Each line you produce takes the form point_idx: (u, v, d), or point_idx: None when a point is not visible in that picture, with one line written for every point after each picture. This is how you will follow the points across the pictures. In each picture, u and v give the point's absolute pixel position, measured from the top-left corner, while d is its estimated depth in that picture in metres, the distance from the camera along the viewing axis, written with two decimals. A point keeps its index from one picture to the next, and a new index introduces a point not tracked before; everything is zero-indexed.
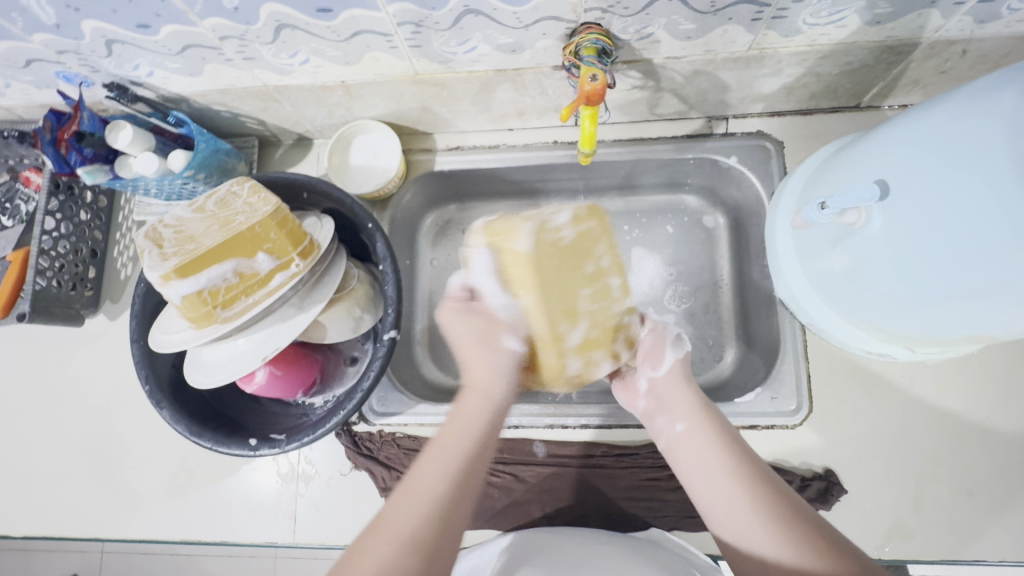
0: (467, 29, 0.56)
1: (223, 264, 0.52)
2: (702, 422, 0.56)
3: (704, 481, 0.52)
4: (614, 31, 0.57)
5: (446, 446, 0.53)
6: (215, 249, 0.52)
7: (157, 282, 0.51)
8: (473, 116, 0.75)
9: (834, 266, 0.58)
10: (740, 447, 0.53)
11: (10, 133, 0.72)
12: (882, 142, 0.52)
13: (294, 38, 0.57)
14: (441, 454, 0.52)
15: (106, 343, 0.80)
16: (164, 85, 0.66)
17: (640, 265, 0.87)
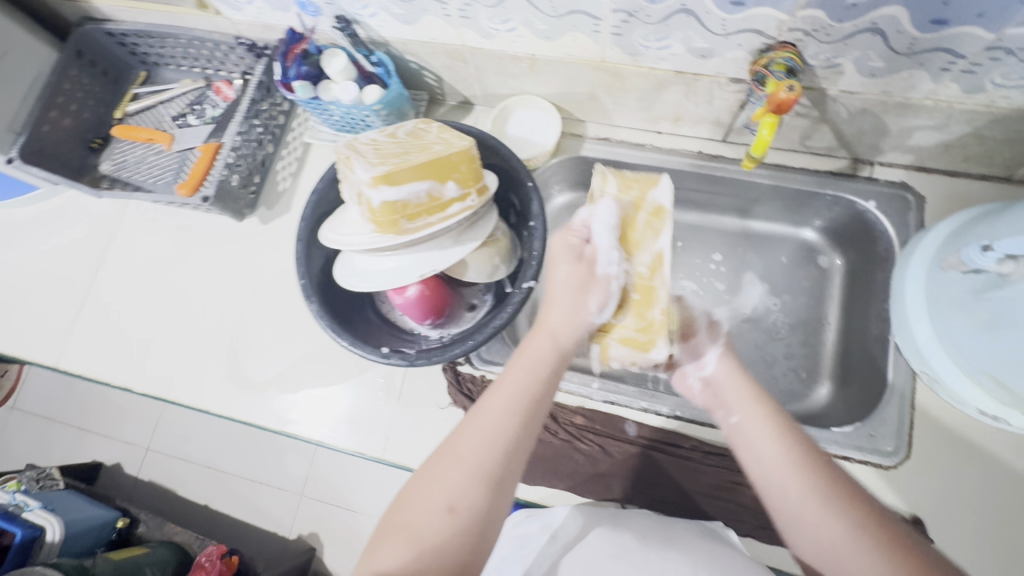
0: (672, 27, 0.62)
1: (422, 182, 0.60)
2: (775, 433, 0.54)
3: (775, 493, 0.52)
4: (805, 55, 0.61)
5: (506, 392, 0.56)
6: (420, 168, 0.59)
7: (366, 182, 0.58)
8: (632, 112, 0.80)
9: (982, 315, 0.60)
10: (806, 454, 0.52)
11: (243, 42, 0.84)
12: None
13: (515, 6, 0.64)
14: (496, 406, 0.55)
15: (255, 243, 0.89)
16: (379, 27, 0.74)
17: (747, 287, 0.90)
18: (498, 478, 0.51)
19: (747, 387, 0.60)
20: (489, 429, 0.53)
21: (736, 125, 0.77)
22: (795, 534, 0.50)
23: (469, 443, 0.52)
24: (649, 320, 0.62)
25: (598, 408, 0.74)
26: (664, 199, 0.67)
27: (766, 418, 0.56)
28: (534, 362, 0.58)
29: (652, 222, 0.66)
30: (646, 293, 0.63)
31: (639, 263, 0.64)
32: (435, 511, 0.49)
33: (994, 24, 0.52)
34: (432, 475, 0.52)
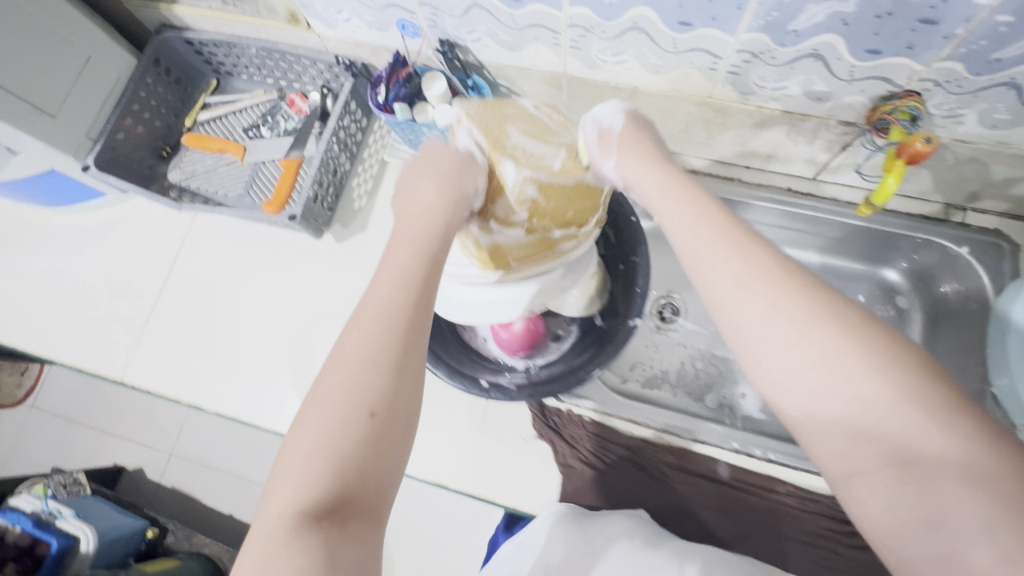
0: (795, 70, 0.61)
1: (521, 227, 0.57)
2: (726, 251, 0.45)
3: (764, 340, 0.42)
4: (929, 103, 0.61)
5: (391, 276, 0.46)
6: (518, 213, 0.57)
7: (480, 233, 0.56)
8: (724, 146, 0.80)
9: None
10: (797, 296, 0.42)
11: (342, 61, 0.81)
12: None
13: (632, 41, 0.64)
14: (385, 297, 0.44)
15: (330, 262, 0.87)
16: (479, 52, 0.73)
17: None
18: (394, 361, 0.42)
19: (701, 211, 0.48)
20: (373, 313, 0.44)
21: (832, 164, 0.76)
22: (783, 388, 0.41)
23: (363, 335, 0.43)
24: (545, 166, 0.53)
25: (690, 448, 0.73)
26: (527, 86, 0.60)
27: (724, 237, 0.46)
28: (416, 242, 0.49)
29: (525, 104, 0.57)
30: (537, 132, 0.55)
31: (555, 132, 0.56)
32: (350, 411, 0.39)
33: None
34: (326, 385, 0.41)
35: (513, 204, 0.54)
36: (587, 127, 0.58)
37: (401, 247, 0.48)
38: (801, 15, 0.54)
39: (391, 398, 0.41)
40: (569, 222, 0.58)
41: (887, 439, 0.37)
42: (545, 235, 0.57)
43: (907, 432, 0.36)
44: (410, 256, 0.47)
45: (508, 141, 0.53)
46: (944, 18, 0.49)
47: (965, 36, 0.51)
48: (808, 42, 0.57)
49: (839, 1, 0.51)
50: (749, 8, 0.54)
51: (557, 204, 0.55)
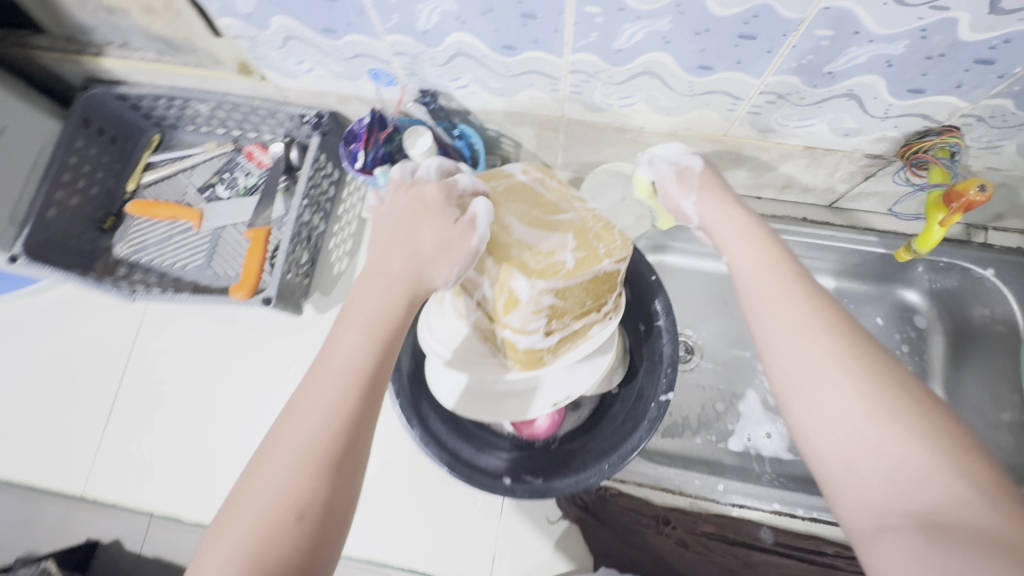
0: (825, 109, 0.55)
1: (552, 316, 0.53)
2: (791, 292, 0.41)
3: (798, 371, 0.38)
4: (967, 137, 0.56)
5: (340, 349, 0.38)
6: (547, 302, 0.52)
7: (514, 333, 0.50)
8: (735, 179, 0.74)
9: None
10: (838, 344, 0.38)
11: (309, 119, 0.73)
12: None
13: (643, 85, 0.57)
14: (326, 373, 0.37)
15: (312, 335, 0.78)
16: (465, 99, 0.65)
17: None
18: (340, 454, 0.35)
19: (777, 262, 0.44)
20: (321, 398, 0.36)
21: (852, 192, 0.72)
22: (817, 420, 0.37)
23: (306, 420, 0.36)
24: (553, 269, 0.47)
25: (728, 514, 0.68)
26: (520, 166, 0.56)
27: (776, 281, 0.42)
28: (374, 307, 0.41)
29: (521, 191, 0.53)
30: (537, 225, 0.50)
31: (554, 218, 0.51)
32: (275, 515, 0.33)
33: None
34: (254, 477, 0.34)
35: (526, 315, 0.48)
36: (658, 167, 0.56)
37: (356, 315, 0.40)
38: (840, 57, 0.47)
39: (310, 504, 0.33)
40: (589, 309, 0.52)
41: (933, 512, 0.31)
42: (566, 330, 0.51)
43: (931, 500, 0.32)
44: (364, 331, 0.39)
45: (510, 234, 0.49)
46: (1003, 58, 0.44)
47: (1022, 75, 0.46)
48: (844, 83, 0.51)
49: (886, 43, 0.45)
50: (782, 51, 0.48)
51: (572, 303, 0.49)
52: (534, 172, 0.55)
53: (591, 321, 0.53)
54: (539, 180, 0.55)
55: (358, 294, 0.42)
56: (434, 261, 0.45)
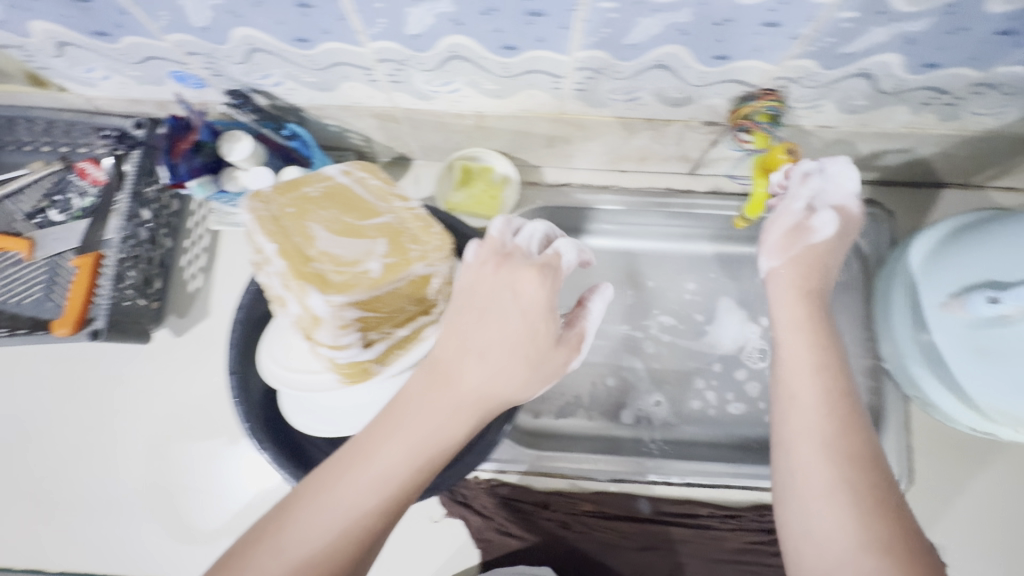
0: (643, 81, 0.54)
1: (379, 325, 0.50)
2: (815, 365, 0.52)
3: (801, 432, 0.48)
4: (786, 98, 0.56)
5: (417, 435, 0.43)
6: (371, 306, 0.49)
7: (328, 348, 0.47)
8: (593, 156, 0.73)
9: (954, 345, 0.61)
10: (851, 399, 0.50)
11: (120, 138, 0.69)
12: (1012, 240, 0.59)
13: (458, 69, 0.54)
14: (353, 481, 0.41)
15: (171, 361, 0.73)
16: (286, 96, 0.60)
17: (727, 316, 0.82)
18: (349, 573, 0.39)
19: (811, 322, 0.56)
20: (352, 503, 0.40)
21: (706, 159, 0.71)
22: (781, 457, 0.49)
23: (333, 509, 0.40)
24: (356, 279, 0.44)
25: (608, 490, 0.70)
26: (340, 167, 0.54)
27: (806, 348, 0.53)
28: (412, 421, 0.44)
29: (336, 197, 0.52)
30: (347, 232, 0.48)
31: (366, 223, 0.49)
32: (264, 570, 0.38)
33: (986, 64, 0.48)
34: (268, 553, 0.38)
35: (334, 331, 0.45)
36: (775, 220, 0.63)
37: (427, 414, 0.44)
38: (635, 29, 0.46)
39: None
40: (414, 314, 0.50)
41: (824, 543, 0.44)
42: (391, 339, 0.49)
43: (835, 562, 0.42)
44: (451, 430, 0.44)
45: (315, 245, 0.46)
46: (787, 20, 0.43)
47: (811, 36, 0.45)
48: (650, 55, 0.49)
49: (669, 12, 0.43)
50: (576, 26, 0.46)
51: (387, 313, 0.47)
52: (355, 173, 0.54)
53: (420, 323, 0.51)
54: (359, 181, 0.53)
55: (455, 387, 0.45)
56: (546, 354, 0.49)
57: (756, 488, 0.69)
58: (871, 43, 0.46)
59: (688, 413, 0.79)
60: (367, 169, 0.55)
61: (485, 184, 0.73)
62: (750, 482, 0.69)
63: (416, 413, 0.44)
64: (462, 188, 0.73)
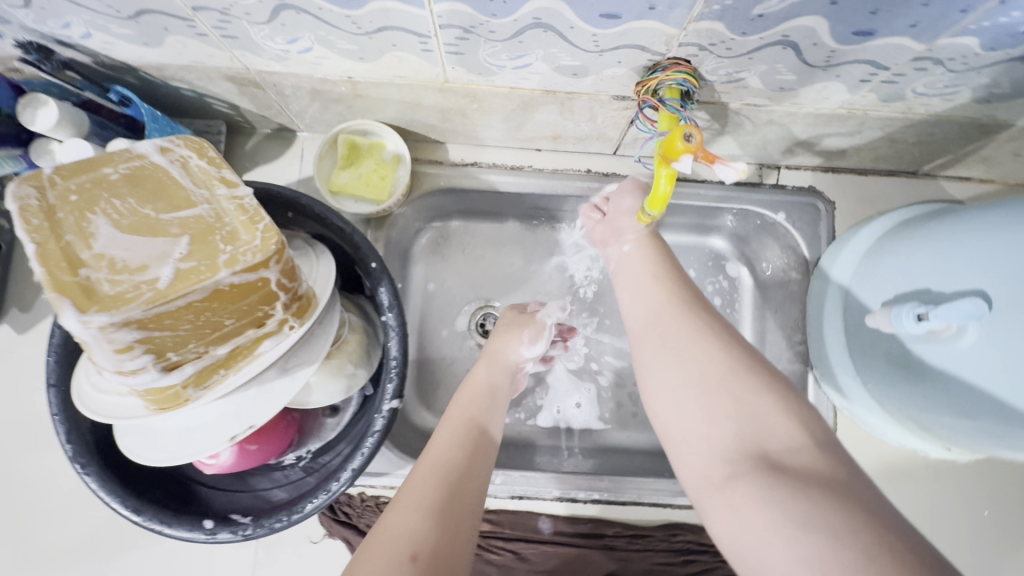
0: (527, 44, 0.44)
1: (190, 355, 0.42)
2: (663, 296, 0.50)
3: (664, 356, 0.45)
4: (701, 70, 0.46)
5: (437, 461, 0.46)
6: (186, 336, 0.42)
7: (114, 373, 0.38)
8: (499, 132, 0.63)
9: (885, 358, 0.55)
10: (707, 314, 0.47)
11: None
12: (954, 238, 0.49)
13: (297, 23, 0.43)
14: (442, 443, 0.48)
15: (12, 362, 0.64)
16: (104, 51, 0.49)
17: None
18: (457, 505, 0.43)
19: (656, 265, 0.54)
20: (443, 455, 0.47)
21: (626, 138, 0.62)
22: (661, 405, 0.44)
23: (403, 519, 0.41)
24: (135, 292, 0.36)
25: (506, 508, 0.63)
26: (155, 142, 0.42)
27: (659, 287, 0.51)
28: (469, 398, 0.54)
29: (141, 183, 0.41)
30: (141, 229, 0.39)
31: (171, 217, 0.40)
32: (390, 564, 0.38)
33: (928, 34, 0.40)
34: (363, 569, 0.38)
35: (111, 356, 0.36)
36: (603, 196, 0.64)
37: (462, 400, 0.53)
38: None
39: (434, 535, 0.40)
40: (237, 329, 0.41)
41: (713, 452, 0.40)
42: (206, 358, 0.41)
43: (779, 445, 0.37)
44: (475, 404, 0.53)
45: (93, 247, 0.37)
46: None
47: None
48: (523, 9, 0.39)
49: None
50: None
51: (189, 330, 0.38)
52: (176, 152, 0.42)
53: (248, 338, 0.42)
54: (179, 162, 0.42)
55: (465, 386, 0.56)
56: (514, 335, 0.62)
57: (668, 505, 0.64)
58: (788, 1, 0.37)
59: (605, 416, 0.72)
60: (190, 144, 0.43)
61: (374, 162, 0.63)
62: (662, 500, 0.63)
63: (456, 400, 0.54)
64: (349, 167, 0.63)
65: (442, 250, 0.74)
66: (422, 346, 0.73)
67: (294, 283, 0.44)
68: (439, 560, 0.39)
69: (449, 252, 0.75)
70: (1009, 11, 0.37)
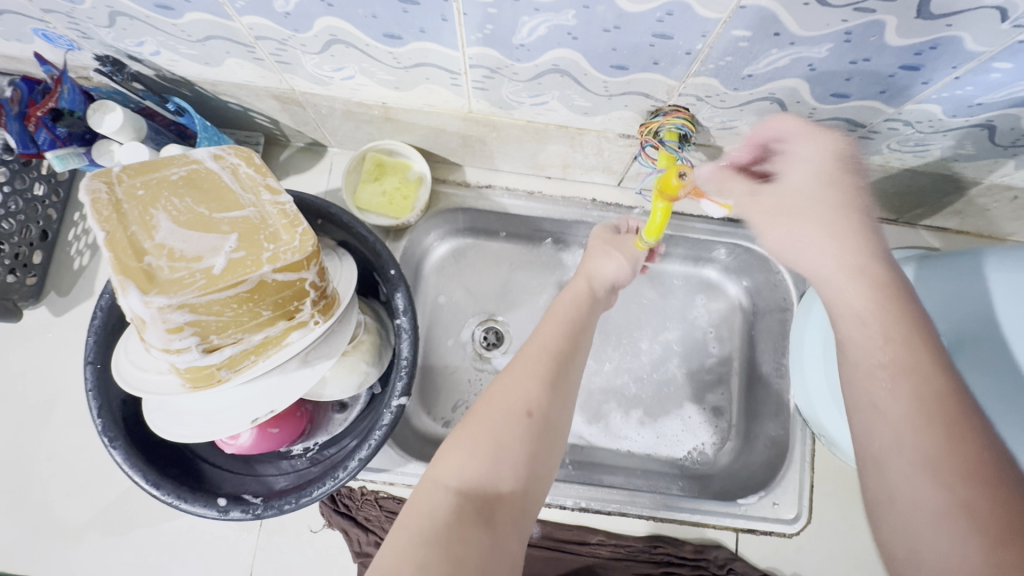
0: (545, 85, 0.50)
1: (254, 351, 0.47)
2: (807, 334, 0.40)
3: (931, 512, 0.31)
4: (699, 117, 0.52)
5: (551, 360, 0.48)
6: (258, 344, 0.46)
7: (160, 350, 0.42)
8: (515, 159, 0.69)
9: None
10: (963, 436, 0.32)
11: None
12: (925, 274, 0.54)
13: (345, 55, 0.49)
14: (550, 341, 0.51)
15: (45, 342, 0.69)
16: (168, 67, 0.56)
17: (655, 352, 0.78)
18: (553, 378, 0.47)
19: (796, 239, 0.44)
20: (548, 341, 0.50)
21: (630, 172, 0.68)
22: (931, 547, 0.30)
23: (543, 343, 0.50)
24: (191, 278, 0.41)
25: None
26: (210, 150, 0.47)
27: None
28: (561, 317, 0.54)
29: (198, 185, 0.46)
30: (194, 224, 0.43)
31: (222, 216, 0.44)
32: (510, 419, 0.43)
33: (896, 100, 0.46)
34: (488, 407, 0.45)
35: (162, 335, 0.41)
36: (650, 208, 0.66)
37: (564, 309, 0.55)
38: (519, 28, 0.42)
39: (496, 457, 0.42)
40: (272, 318, 0.46)
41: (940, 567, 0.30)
42: (243, 342, 0.45)
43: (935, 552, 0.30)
44: (563, 334, 0.51)
45: (150, 241, 0.42)
46: (677, 32, 0.40)
47: (707, 52, 0.42)
48: (544, 57, 0.45)
49: (553, 11, 0.39)
50: (456, 19, 0.42)
51: (231, 316, 0.43)
52: (228, 159, 0.47)
53: (279, 329, 0.47)
54: (230, 168, 0.47)
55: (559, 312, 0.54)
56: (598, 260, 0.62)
57: (651, 517, 0.67)
58: (773, 66, 0.43)
59: (597, 431, 0.75)
60: (242, 152, 0.48)
61: (398, 181, 0.69)
62: (644, 512, 0.67)
63: (554, 312, 0.54)
64: (374, 183, 0.69)
65: (452, 267, 0.79)
66: (428, 354, 0.77)
67: (324, 281, 0.48)
68: (514, 423, 0.43)
69: (460, 267, 0.79)
70: (964, 86, 0.42)
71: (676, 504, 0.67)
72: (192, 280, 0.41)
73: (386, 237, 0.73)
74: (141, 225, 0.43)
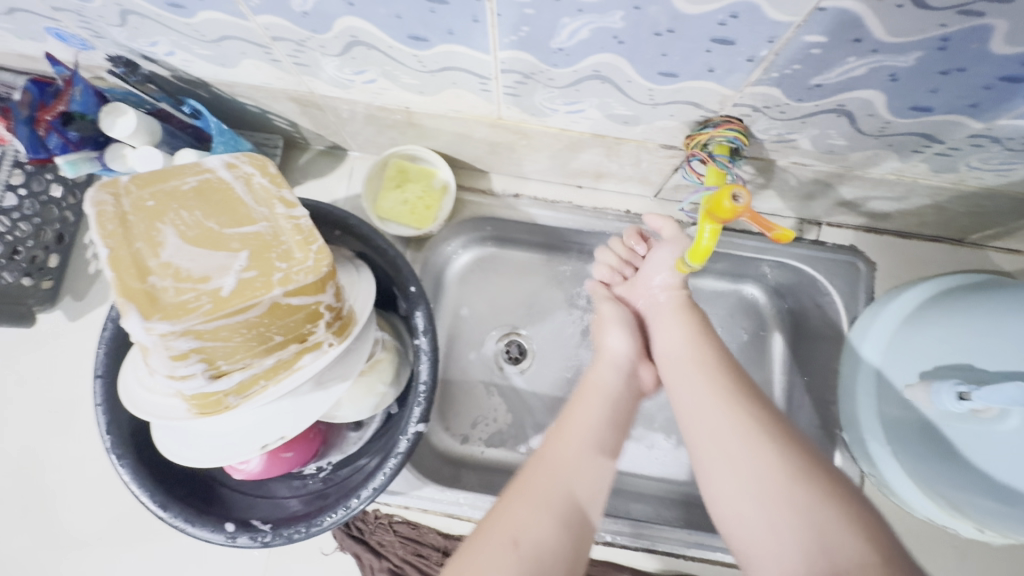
0: (583, 92, 0.45)
1: (267, 378, 0.44)
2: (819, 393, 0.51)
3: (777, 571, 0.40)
4: (753, 129, 0.47)
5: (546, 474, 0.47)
6: (268, 369, 0.43)
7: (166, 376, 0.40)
8: (544, 168, 0.65)
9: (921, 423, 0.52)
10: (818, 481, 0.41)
11: None
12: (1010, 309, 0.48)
13: (367, 57, 0.46)
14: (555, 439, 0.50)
15: (60, 347, 0.67)
16: (183, 68, 0.53)
17: None
18: (562, 486, 0.47)
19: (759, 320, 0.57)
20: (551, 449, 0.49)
21: (668, 184, 0.63)
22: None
23: (548, 451, 0.49)
24: (196, 301, 0.38)
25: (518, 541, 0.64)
26: (223, 158, 0.44)
27: (700, 406, 0.48)
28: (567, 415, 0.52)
29: (208, 197, 0.42)
30: (203, 241, 0.40)
31: (233, 232, 0.41)
32: (498, 549, 0.42)
33: (987, 114, 0.40)
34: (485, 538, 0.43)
35: (166, 362, 0.39)
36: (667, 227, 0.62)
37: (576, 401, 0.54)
38: (558, 30, 0.37)
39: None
40: (282, 343, 0.42)
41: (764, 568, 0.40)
42: (253, 368, 0.42)
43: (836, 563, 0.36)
44: (574, 440, 0.50)
45: (155, 262, 0.39)
46: (740, 37, 0.35)
47: (772, 59, 0.37)
48: (584, 62, 0.41)
49: (598, 12, 0.35)
50: (489, 20, 0.38)
51: (239, 342, 0.40)
52: (241, 169, 0.44)
53: (291, 352, 0.44)
54: (243, 178, 0.43)
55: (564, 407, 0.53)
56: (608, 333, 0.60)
57: (681, 556, 0.63)
58: (847, 75, 0.37)
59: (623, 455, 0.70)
60: (257, 162, 0.44)
61: (420, 188, 0.66)
62: (673, 549, 0.62)
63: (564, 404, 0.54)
64: (396, 190, 0.65)
65: (474, 278, 0.74)
66: (447, 368, 0.73)
67: (339, 302, 0.45)
68: (534, 546, 0.43)
69: (483, 278, 0.75)
70: None
71: (709, 543, 0.62)
72: (196, 305, 0.38)
73: (407, 247, 0.70)
74: (145, 243, 0.40)
